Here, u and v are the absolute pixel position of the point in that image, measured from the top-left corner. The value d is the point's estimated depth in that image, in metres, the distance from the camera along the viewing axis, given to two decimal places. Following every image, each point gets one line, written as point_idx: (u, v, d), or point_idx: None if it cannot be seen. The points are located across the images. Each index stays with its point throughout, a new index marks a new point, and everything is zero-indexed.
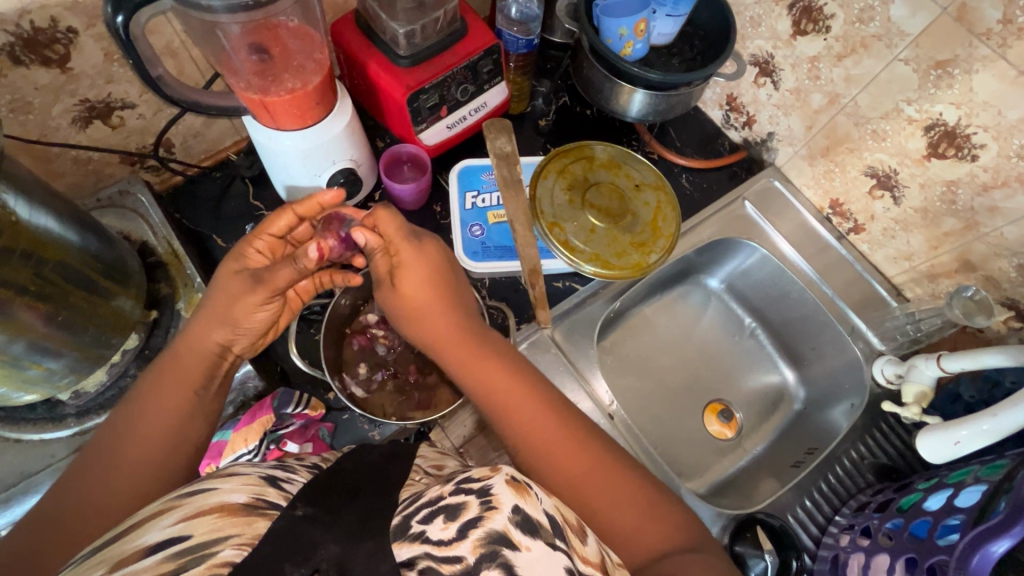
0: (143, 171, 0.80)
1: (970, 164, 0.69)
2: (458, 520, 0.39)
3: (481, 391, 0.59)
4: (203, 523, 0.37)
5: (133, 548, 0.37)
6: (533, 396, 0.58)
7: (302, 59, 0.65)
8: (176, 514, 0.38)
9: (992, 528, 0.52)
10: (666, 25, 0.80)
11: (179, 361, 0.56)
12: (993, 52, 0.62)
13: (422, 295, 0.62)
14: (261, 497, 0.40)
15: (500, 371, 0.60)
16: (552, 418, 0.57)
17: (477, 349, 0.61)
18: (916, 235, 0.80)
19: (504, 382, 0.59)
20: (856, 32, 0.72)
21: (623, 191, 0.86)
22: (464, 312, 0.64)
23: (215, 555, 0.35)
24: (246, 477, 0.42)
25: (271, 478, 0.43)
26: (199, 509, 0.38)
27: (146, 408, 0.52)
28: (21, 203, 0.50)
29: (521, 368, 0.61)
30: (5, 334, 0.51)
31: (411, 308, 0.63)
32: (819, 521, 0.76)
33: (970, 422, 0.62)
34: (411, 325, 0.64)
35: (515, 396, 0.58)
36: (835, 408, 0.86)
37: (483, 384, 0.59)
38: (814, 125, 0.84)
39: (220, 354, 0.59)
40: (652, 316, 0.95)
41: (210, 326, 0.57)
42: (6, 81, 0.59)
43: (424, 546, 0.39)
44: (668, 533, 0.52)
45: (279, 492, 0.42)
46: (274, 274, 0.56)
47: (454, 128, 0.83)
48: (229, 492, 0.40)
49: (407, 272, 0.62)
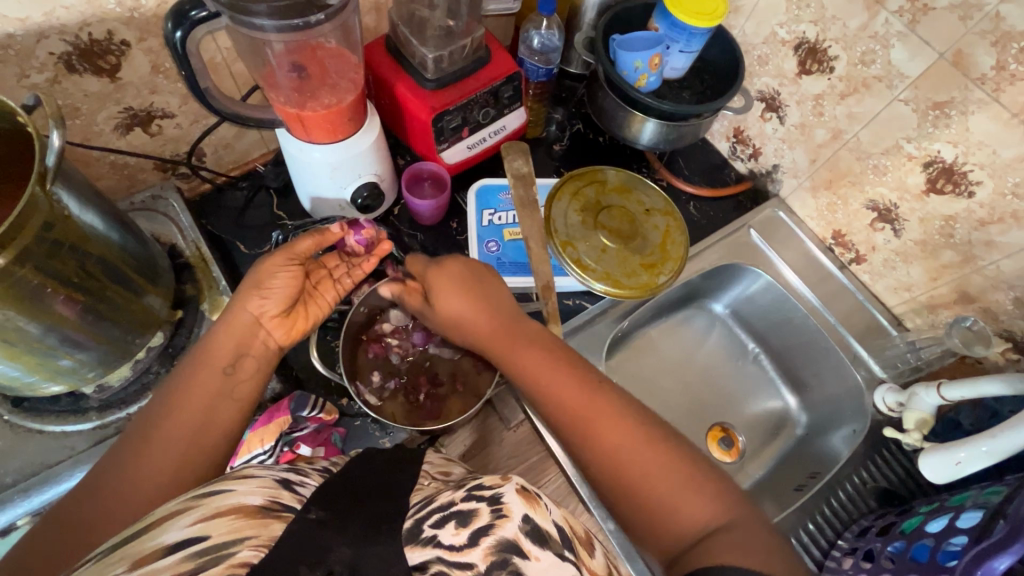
0: (174, 178, 0.83)
1: (967, 200, 0.73)
2: (469, 527, 0.39)
3: (521, 373, 0.62)
4: (220, 525, 0.38)
5: (152, 547, 0.37)
6: (572, 373, 0.60)
7: (336, 78, 0.69)
8: (193, 514, 0.39)
9: (992, 546, 0.53)
10: (679, 60, 0.84)
11: (209, 341, 0.58)
12: (987, 95, 0.66)
13: (457, 308, 0.66)
14: (275, 500, 0.41)
15: (536, 354, 0.62)
16: (592, 396, 0.58)
17: (518, 341, 0.64)
18: (916, 266, 0.83)
19: (540, 364, 0.61)
20: (859, 73, 0.76)
21: (634, 215, 0.89)
22: (501, 314, 0.66)
23: (233, 555, 0.36)
24: (260, 479, 0.43)
25: (285, 481, 0.44)
26: (214, 511, 0.39)
27: (173, 395, 0.54)
28: (72, 200, 0.53)
29: (559, 350, 0.63)
30: (42, 324, 0.53)
31: (452, 318, 0.67)
32: (821, 545, 0.76)
33: (969, 443, 0.63)
34: (457, 328, 0.68)
35: (551, 376, 0.60)
36: (836, 433, 0.88)
37: (519, 370, 0.62)
38: (818, 158, 0.88)
39: (254, 324, 0.60)
40: (657, 339, 0.98)
41: (244, 295, 0.60)
42: (60, 87, 0.63)
43: (436, 550, 0.39)
44: (713, 510, 0.51)
45: (293, 495, 0.43)
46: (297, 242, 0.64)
47: (474, 148, 0.86)
48: (246, 494, 0.41)
49: (442, 291, 0.67)
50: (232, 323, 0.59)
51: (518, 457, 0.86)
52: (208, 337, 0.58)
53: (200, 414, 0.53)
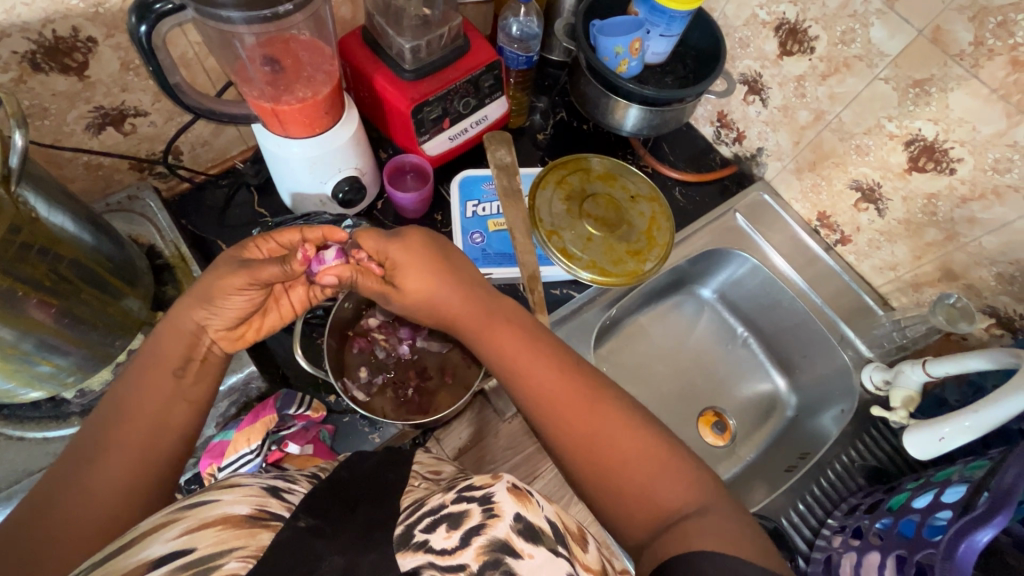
0: (151, 178, 0.81)
1: (948, 177, 0.73)
2: (461, 529, 0.39)
3: (494, 353, 0.61)
4: (206, 536, 0.37)
5: (135, 562, 0.36)
6: (549, 353, 0.60)
7: (311, 71, 0.68)
8: (178, 527, 0.38)
9: (976, 518, 0.53)
10: (660, 44, 0.84)
11: (155, 343, 0.56)
12: (966, 72, 0.66)
13: (424, 288, 0.65)
14: (264, 509, 0.40)
15: (510, 335, 0.62)
16: (567, 374, 0.58)
17: (492, 317, 0.63)
18: (900, 245, 0.83)
19: (515, 342, 0.61)
20: (839, 52, 0.76)
21: (619, 202, 0.89)
22: (470, 291, 0.65)
23: (220, 567, 0.35)
24: (247, 487, 0.42)
25: (273, 488, 0.43)
26: (201, 521, 0.38)
27: (138, 398, 0.52)
28: (41, 202, 0.52)
29: (534, 330, 0.63)
30: (17, 330, 0.52)
31: (421, 299, 0.66)
32: (811, 525, 0.77)
33: (953, 418, 0.64)
34: (428, 310, 0.67)
35: (523, 354, 0.60)
36: (825, 413, 0.88)
37: (494, 346, 0.62)
38: (801, 140, 0.87)
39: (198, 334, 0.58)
40: (646, 325, 0.98)
41: (191, 305, 0.57)
42: (25, 87, 0.62)
43: (428, 554, 0.38)
44: (688, 492, 0.50)
45: (281, 503, 0.42)
46: (262, 267, 0.57)
47: (456, 139, 0.85)
48: (231, 503, 0.40)
49: (404, 271, 0.64)
50: (175, 334, 0.57)
51: (513, 449, 0.87)
52: (153, 343, 0.56)
53: (154, 417, 0.52)
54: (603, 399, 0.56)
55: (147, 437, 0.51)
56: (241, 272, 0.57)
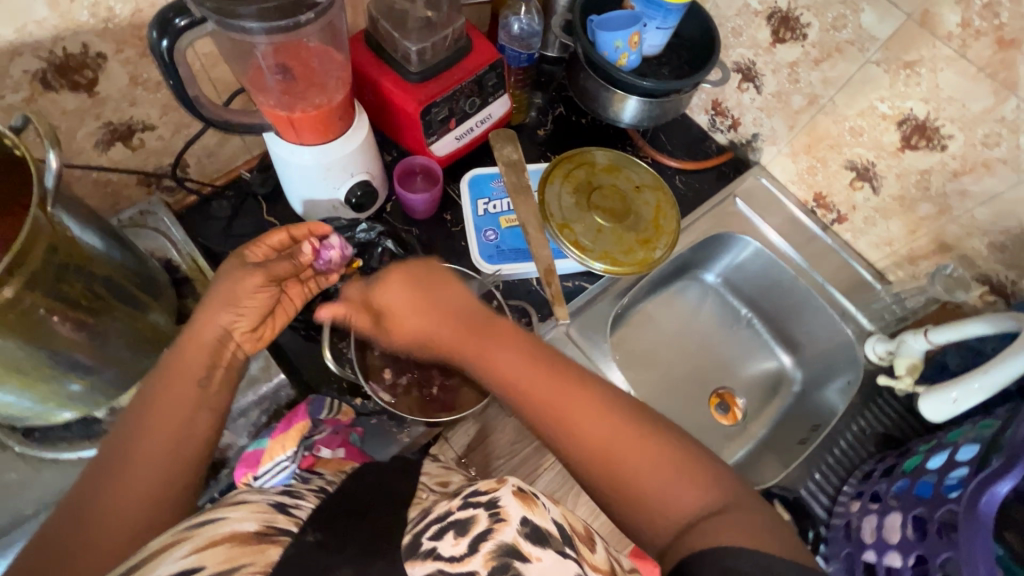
0: (159, 192, 0.81)
1: (940, 153, 0.76)
2: (469, 535, 0.38)
3: (489, 371, 0.60)
4: (216, 554, 0.38)
5: None
6: (551, 365, 0.58)
7: (323, 77, 0.69)
8: (187, 545, 0.39)
9: (994, 473, 0.57)
10: (656, 37, 0.85)
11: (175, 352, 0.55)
12: (954, 52, 0.69)
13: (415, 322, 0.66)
14: (270, 525, 0.42)
15: (507, 350, 0.60)
16: (574, 380, 0.57)
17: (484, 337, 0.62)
18: (895, 221, 0.86)
19: (510, 359, 0.59)
20: (831, 38, 0.79)
21: (624, 192, 0.91)
22: (459, 314, 0.64)
23: None
24: (255, 505, 0.43)
25: (280, 504, 0.45)
26: (208, 540, 0.39)
27: (167, 413, 0.51)
28: (71, 221, 0.52)
29: (532, 345, 0.61)
30: (54, 350, 0.52)
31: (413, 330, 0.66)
32: (828, 492, 0.80)
33: (961, 382, 0.67)
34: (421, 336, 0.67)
35: (520, 369, 0.58)
36: (832, 386, 0.92)
37: (488, 364, 0.61)
38: (796, 124, 0.90)
39: (224, 338, 0.58)
40: (653, 312, 1.00)
41: (216, 309, 0.57)
42: (35, 106, 0.61)
43: (436, 563, 0.38)
44: (704, 496, 0.50)
45: (288, 518, 0.43)
46: (276, 263, 0.62)
47: (463, 139, 0.86)
48: (239, 521, 0.41)
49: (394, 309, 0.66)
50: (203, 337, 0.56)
51: (520, 443, 0.89)
52: (173, 354, 0.55)
53: (175, 430, 0.51)
54: (613, 405, 0.55)
55: (167, 453, 0.49)
56: (259, 270, 0.60)
